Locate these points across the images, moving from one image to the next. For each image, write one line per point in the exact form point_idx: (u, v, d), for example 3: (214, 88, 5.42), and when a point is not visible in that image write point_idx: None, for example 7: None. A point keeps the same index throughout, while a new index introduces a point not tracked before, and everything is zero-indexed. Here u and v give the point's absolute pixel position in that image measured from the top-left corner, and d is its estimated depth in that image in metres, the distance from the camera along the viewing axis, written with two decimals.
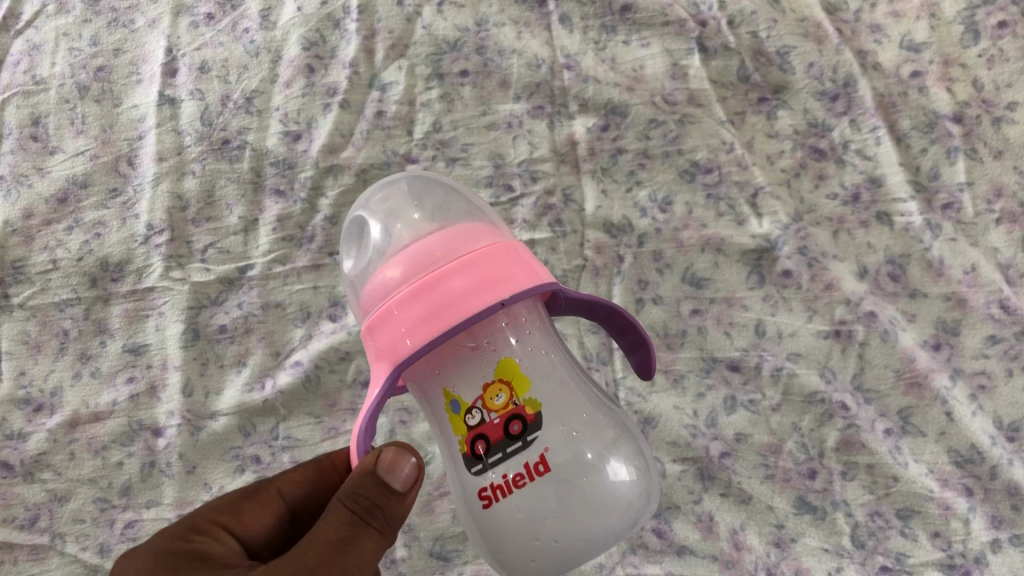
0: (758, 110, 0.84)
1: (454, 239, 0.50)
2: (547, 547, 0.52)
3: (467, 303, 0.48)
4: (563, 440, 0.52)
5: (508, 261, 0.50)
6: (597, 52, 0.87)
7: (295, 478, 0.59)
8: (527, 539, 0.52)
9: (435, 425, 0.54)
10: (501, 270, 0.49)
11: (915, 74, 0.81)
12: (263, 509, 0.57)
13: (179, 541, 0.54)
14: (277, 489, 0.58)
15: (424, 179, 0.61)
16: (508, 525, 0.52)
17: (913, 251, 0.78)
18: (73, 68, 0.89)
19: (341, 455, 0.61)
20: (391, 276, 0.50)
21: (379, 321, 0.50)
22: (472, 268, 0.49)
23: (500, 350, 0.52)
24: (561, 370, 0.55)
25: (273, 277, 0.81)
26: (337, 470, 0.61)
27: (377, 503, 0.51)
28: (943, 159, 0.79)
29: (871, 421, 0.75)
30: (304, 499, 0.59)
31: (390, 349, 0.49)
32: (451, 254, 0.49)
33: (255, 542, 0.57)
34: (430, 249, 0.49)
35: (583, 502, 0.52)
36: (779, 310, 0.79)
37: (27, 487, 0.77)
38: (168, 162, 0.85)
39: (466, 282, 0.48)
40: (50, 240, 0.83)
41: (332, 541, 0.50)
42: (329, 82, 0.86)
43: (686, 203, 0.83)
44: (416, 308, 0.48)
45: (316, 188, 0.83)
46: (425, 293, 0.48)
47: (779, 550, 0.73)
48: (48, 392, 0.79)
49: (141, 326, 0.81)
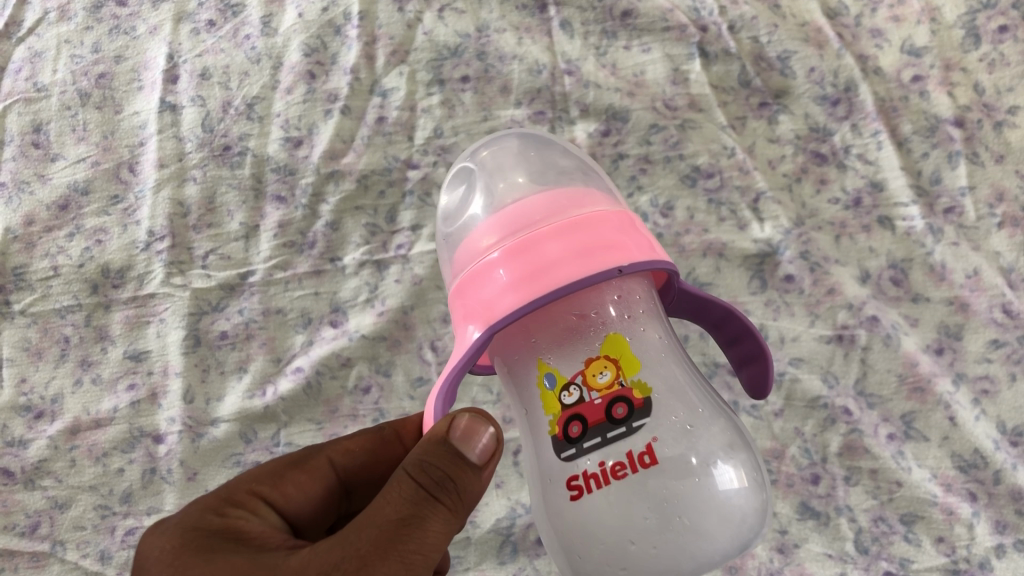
0: (759, 115, 0.84)
1: (563, 202, 0.48)
2: (642, 556, 0.48)
3: (572, 266, 0.45)
4: (673, 434, 0.49)
5: (620, 232, 0.48)
6: (598, 57, 0.87)
7: (348, 447, 0.58)
8: (620, 545, 0.48)
9: (522, 405, 0.52)
10: (611, 239, 0.47)
11: (916, 79, 0.81)
12: (309, 478, 0.56)
13: (211, 514, 0.49)
14: (327, 458, 0.57)
15: (533, 140, 0.60)
16: (602, 527, 0.48)
17: (915, 255, 0.78)
18: (74, 75, 0.89)
19: (403, 426, 0.61)
20: (493, 236, 0.48)
21: (476, 280, 0.48)
22: (581, 232, 0.46)
23: (608, 325, 0.50)
24: (672, 360, 0.53)
25: (274, 284, 0.81)
26: (400, 440, 0.60)
27: (448, 475, 0.47)
28: (944, 163, 0.79)
29: (874, 426, 0.75)
30: (355, 470, 0.58)
31: (483, 310, 0.47)
32: (556, 219, 0.47)
33: (297, 515, 0.54)
34: (534, 211, 0.48)
35: (691, 504, 0.48)
36: (781, 315, 0.79)
37: (28, 494, 0.76)
38: (169, 169, 0.85)
39: (575, 245, 0.46)
40: (51, 247, 0.83)
41: (393, 520, 0.44)
42: (330, 88, 0.86)
43: (687, 209, 0.83)
44: (515, 269, 0.46)
45: (317, 195, 0.83)
46: (527, 253, 0.46)
47: (782, 556, 0.73)
48: (48, 399, 0.79)
49: (142, 333, 0.81)
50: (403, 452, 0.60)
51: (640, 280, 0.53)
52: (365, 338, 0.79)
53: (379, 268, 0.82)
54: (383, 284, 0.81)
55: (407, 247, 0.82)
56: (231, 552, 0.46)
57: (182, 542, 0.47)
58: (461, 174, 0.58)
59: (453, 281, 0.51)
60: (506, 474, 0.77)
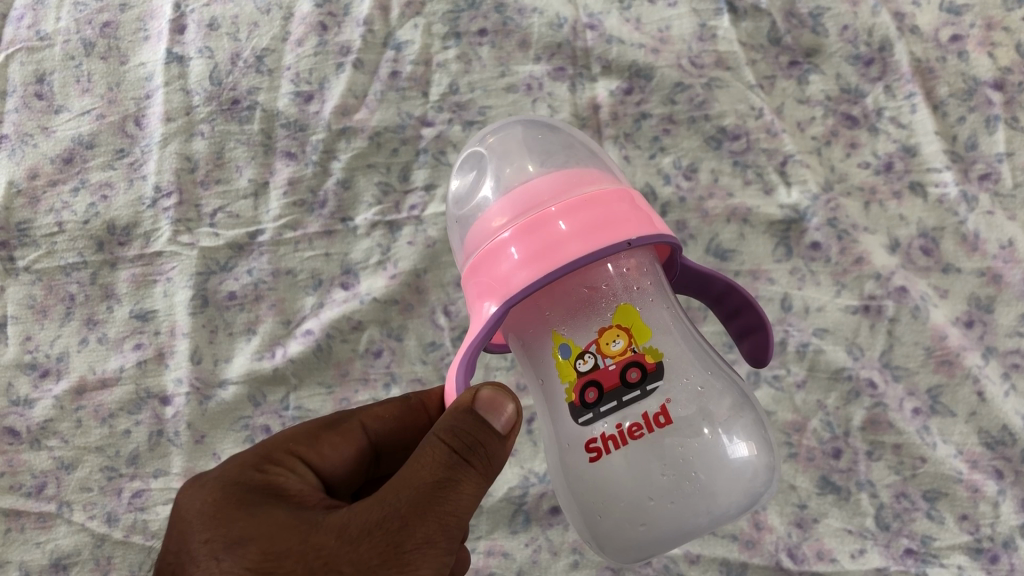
0: (789, 74, 0.81)
1: (568, 180, 0.46)
2: (660, 512, 0.47)
3: (580, 242, 0.43)
4: (685, 394, 0.48)
5: (625, 206, 0.45)
6: (622, 11, 0.84)
7: (379, 413, 0.56)
8: (638, 502, 0.47)
9: (535, 379, 0.50)
10: (618, 214, 0.45)
11: (954, 38, 0.78)
12: (343, 440, 0.54)
13: (251, 471, 0.49)
14: (360, 422, 0.55)
15: (534, 123, 0.57)
16: (619, 484, 0.47)
17: (947, 224, 0.75)
18: (78, 23, 0.86)
19: (431, 396, 0.58)
20: (499, 216, 0.46)
21: (486, 258, 0.46)
22: (588, 208, 0.44)
23: (619, 296, 0.48)
24: (679, 328, 0.51)
25: (284, 244, 0.79)
26: (426, 410, 0.57)
27: (480, 441, 0.45)
28: (981, 128, 0.76)
29: (899, 401, 0.72)
30: (387, 435, 0.56)
31: (496, 286, 0.45)
32: (562, 195, 0.45)
33: (332, 476, 0.53)
34: (540, 188, 0.45)
35: (705, 461, 0.47)
36: (807, 284, 0.76)
37: (34, 454, 0.75)
38: (176, 123, 0.82)
39: (581, 221, 0.44)
40: (56, 202, 0.81)
41: (428, 484, 0.43)
42: (342, 41, 0.83)
43: (711, 171, 0.80)
44: (525, 247, 0.44)
45: (328, 151, 0.81)
46: (534, 230, 0.44)
47: (801, 531, 0.71)
48: (54, 358, 0.78)
49: (149, 292, 0.79)
50: (431, 422, 0.57)
51: (650, 251, 0.51)
52: (377, 301, 0.77)
53: (392, 230, 0.79)
54: (395, 246, 0.79)
55: (421, 208, 0.80)
56: (271, 507, 0.46)
57: (223, 496, 0.47)
58: (470, 157, 0.56)
59: (464, 262, 0.49)
60: (518, 443, 0.75)
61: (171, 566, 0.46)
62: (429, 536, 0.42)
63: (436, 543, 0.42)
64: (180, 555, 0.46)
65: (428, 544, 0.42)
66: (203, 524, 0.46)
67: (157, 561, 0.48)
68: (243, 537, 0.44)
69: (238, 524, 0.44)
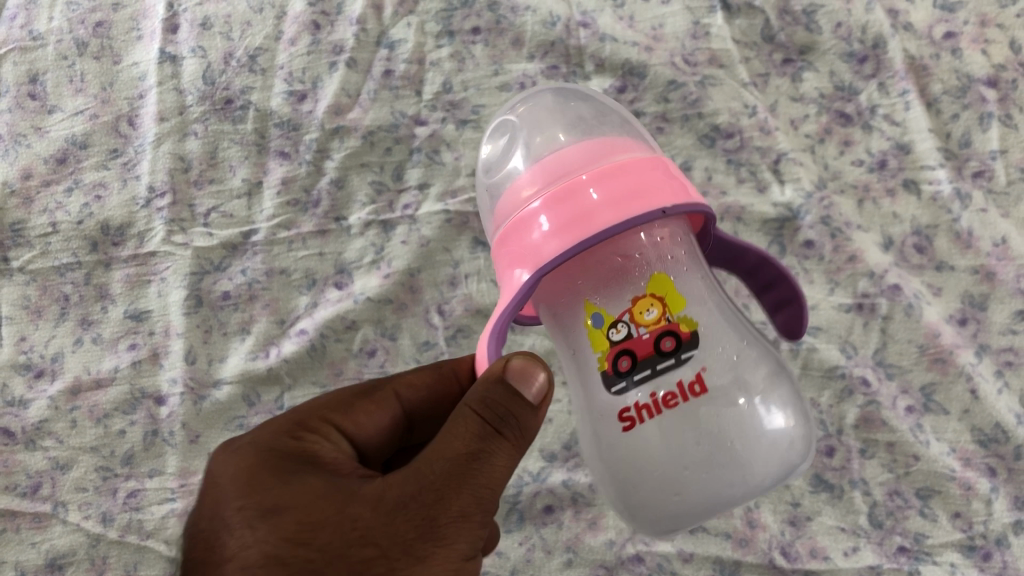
0: (783, 72, 0.81)
1: (599, 153, 0.46)
2: (693, 484, 0.47)
3: (612, 211, 0.44)
4: (720, 363, 0.48)
5: (657, 175, 0.46)
6: (615, 9, 0.84)
7: (411, 380, 0.58)
8: (671, 472, 0.48)
9: (568, 349, 0.51)
10: (650, 183, 0.45)
11: (949, 35, 0.78)
12: (377, 408, 0.57)
13: (286, 437, 0.52)
14: (393, 390, 0.58)
15: (557, 92, 0.57)
16: (653, 454, 0.48)
17: (941, 221, 0.75)
18: (71, 22, 0.86)
19: (462, 364, 0.60)
20: (530, 184, 0.46)
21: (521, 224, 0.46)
22: (621, 177, 0.45)
23: (652, 265, 0.48)
24: (713, 298, 0.51)
25: (278, 243, 0.79)
26: (457, 379, 0.59)
27: (512, 413, 0.47)
28: (975, 125, 0.76)
29: (892, 398, 0.72)
30: (419, 404, 0.58)
31: (528, 255, 0.45)
32: (595, 167, 0.45)
33: (367, 443, 0.56)
34: (572, 159, 0.46)
35: (740, 431, 0.47)
36: (800, 282, 0.76)
37: (29, 454, 0.75)
38: (169, 123, 0.82)
39: (615, 189, 0.44)
40: (50, 202, 0.81)
41: (462, 455, 0.46)
42: (335, 40, 0.83)
43: (705, 169, 0.80)
44: (558, 216, 0.44)
45: (322, 150, 0.81)
46: (568, 199, 0.44)
47: (794, 529, 0.71)
48: (49, 358, 0.78)
49: (144, 292, 0.79)
50: (462, 391, 0.59)
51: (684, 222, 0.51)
52: (370, 300, 0.77)
53: (386, 229, 0.79)
54: (388, 245, 0.79)
55: (415, 207, 0.80)
56: (307, 474, 0.49)
57: (259, 462, 0.50)
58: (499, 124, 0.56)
59: (496, 233, 0.49)
60: None
61: (204, 532, 0.49)
62: (463, 508, 0.46)
63: (469, 515, 0.46)
64: (213, 522, 0.49)
65: (462, 516, 0.46)
66: (237, 492, 0.49)
67: (190, 527, 0.52)
68: (278, 505, 0.47)
69: (273, 492, 0.48)
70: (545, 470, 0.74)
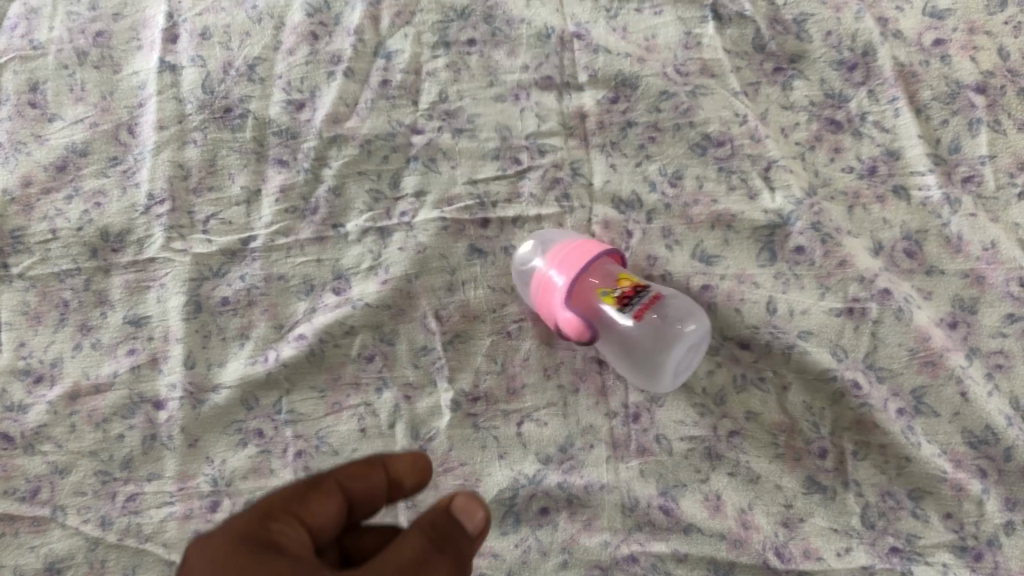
0: (773, 81, 0.83)
1: (575, 241, 0.74)
2: (666, 361, 0.73)
3: (587, 250, 0.73)
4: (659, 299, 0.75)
5: (600, 243, 0.75)
6: (608, 20, 0.86)
7: (353, 470, 0.52)
8: (651, 363, 0.74)
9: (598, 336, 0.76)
10: (596, 242, 0.75)
11: (937, 43, 0.80)
12: (326, 497, 0.50)
13: (246, 535, 0.46)
14: (337, 480, 0.51)
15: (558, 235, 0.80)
16: (641, 355, 0.75)
17: (930, 226, 0.76)
18: (72, 33, 0.87)
19: (410, 458, 0.55)
20: (544, 267, 0.75)
21: (546, 290, 0.74)
22: (585, 244, 0.74)
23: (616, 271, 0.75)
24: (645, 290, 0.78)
25: (277, 249, 0.80)
26: (402, 472, 0.54)
27: (452, 538, 0.48)
28: (965, 131, 0.78)
29: (883, 401, 0.72)
30: (365, 496, 0.52)
31: (559, 285, 0.72)
32: (574, 250, 0.74)
33: (319, 538, 0.49)
34: (565, 251, 0.73)
35: (673, 319, 0.74)
36: (790, 287, 0.76)
37: (28, 459, 0.75)
38: (169, 131, 0.83)
39: (575, 251, 0.73)
40: (50, 209, 0.82)
41: (414, 564, 0.46)
42: (333, 50, 0.86)
43: (696, 178, 0.81)
44: (570, 263, 0.72)
45: (320, 158, 0.82)
46: (567, 262, 0.72)
47: (788, 530, 0.72)
48: (48, 364, 0.77)
49: (143, 298, 0.79)
50: (409, 482, 0.54)
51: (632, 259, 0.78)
52: (369, 306, 0.78)
53: (383, 236, 0.80)
54: (386, 252, 0.80)
55: (412, 214, 0.81)
56: (274, 562, 0.45)
57: (226, 548, 0.45)
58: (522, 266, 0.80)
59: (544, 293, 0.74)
60: (507, 446, 0.76)
61: None
62: None
63: None
64: None
65: None
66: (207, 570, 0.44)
67: None
68: None
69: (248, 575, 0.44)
70: (541, 472, 0.74)
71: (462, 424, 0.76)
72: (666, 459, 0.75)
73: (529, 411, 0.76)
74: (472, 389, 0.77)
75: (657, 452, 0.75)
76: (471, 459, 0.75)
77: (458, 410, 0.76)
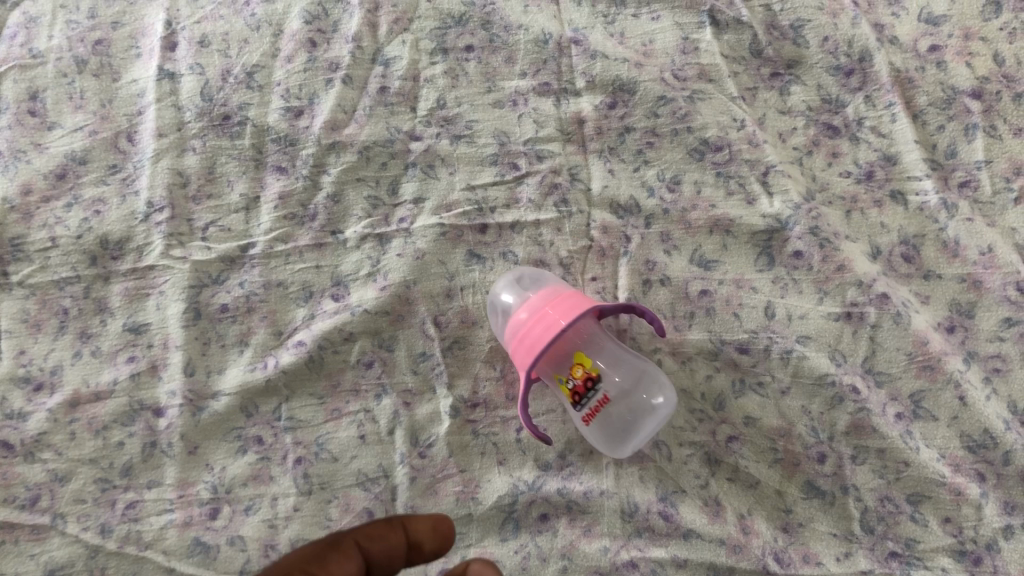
0: (771, 86, 0.83)
1: (547, 298, 0.69)
2: (635, 432, 0.72)
3: (553, 315, 0.67)
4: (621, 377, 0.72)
5: (574, 301, 0.68)
6: (606, 26, 0.87)
7: (370, 531, 0.57)
8: (619, 428, 0.73)
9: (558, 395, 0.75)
10: (569, 302, 0.68)
11: (933, 48, 0.81)
12: (343, 556, 0.55)
13: None
14: (355, 541, 0.57)
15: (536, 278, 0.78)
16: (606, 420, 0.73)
17: (927, 231, 0.76)
18: (71, 41, 0.88)
19: (424, 523, 0.59)
20: (523, 310, 0.69)
21: (527, 334, 0.67)
22: (555, 304, 0.68)
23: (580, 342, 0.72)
24: (616, 347, 0.75)
25: (276, 256, 0.80)
26: (420, 536, 0.59)
27: None
28: (961, 136, 0.78)
29: (882, 405, 0.72)
30: (383, 556, 0.57)
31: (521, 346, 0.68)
32: (541, 310, 0.68)
33: None
34: (532, 311, 0.68)
35: (633, 411, 0.72)
36: (789, 292, 0.76)
37: (28, 467, 0.74)
38: (168, 139, 0.84)
39: (565, 305, 0.67)
40: (49, 217, 0.82)
41: None
42: (331, 57, 0.86)
43: (694, 182, 0.81)
44: (528, 338, 0.67)
45: (318, 165, 0.83)
46: (527, 329, 0.67)
47: (787, 535, 0.72)
48: (48, 371, 0.77)
49: (142, 305, 0.79)
50: (428, 546, 0.59)
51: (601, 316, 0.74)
52: (368, 312, 0.78)
53: (382, 242, 0.80)
54: (384, 258, 0.80)
55: (410, 220, 0.81)
56: None
57: None
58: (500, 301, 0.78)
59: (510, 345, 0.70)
60: (507, 452, 0.76)
61: None
62: None
63: None
64: None
65: None
66: None
67: None
68: None
69: None
70: (540, 479, 0.75)
71: (461, 430, 0.76)
72: (666, 465, 0.75)
73: (528, 418, 0.76)
74: (471, 396, 0.77)
75: (657, 458, 0.75)
76: (471, 466, 0.75)
77: (457, 416, 0.76)
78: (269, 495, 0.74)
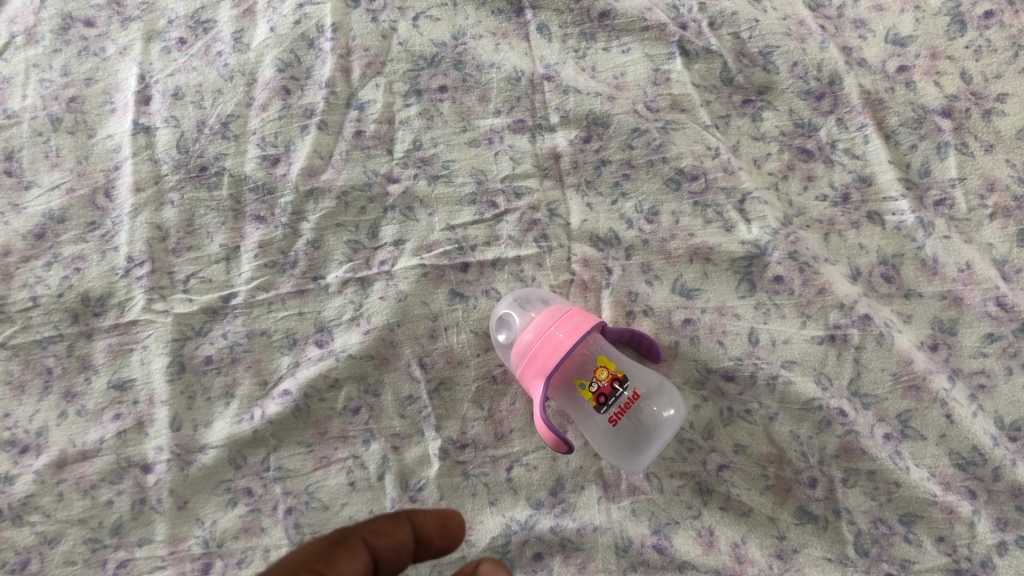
0: (743, 112, 0.84)
1: (557, 316, 0.71)
2: (650, 440, 0.73)
3: (567, 333, 0.69)
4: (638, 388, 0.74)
5: (582, 316, 0.70)
6: (577, 60, 0.87)
7: (377, 526, 0.56)
8: (632, 438, 0.74)
9: (571, 408, 0.75)
10: (580, 318, 0.70)
11: (901, 69, 0.81)
12: (351, 555, 0.53)
13: None
14: (361, 536, 0.55)
15: (532, 299, 0.79)
16: (620, 431, 0.74)
17: (906, 250, 0.77)
18: (45, 99, 0.88)
19: (427, 518, 0.58)
20: (528, 332, 0.71)
21: (536, 355, 0.69)
22: (568, 321, 0.70)
23: (593, 352, 0.74)
24: (624, 359, 0.76)
25: (257, 305, 0.80)
26: (426, 532, 0.58)
27: None
28: (933, 154, 0.79)
29: (870, 427, 0.72)
30: (389, 551, 0.55)
31: (537, 366, 0.69)
32: (554, 328, 0.69)
33: None
34: (543, 330, 0.70)
35: (644, 419, 0.73)
36: (771, 317, 0.76)
37: (17, 530, 0.74)
38: (146, 193, 0.84)
39: (571, 324, 0.69)
40: (29, 277, 0.81)
41: None
42: (306, 103, 0.86)
43: (672, 213, 0.81)
44: (545, 356, 0.69)
45: (297, 213, 0.83)
46: (543, 347, 0.69)
47: (782, 562, 0.72)
48: (33, 433, 0.77)
49: (126, 361, 0.79)
50: (432, 541, 0.58)
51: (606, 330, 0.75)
52: (352, 357, 0.78)
53: (363, 286, 0.80)
54: (367, 302, 0.80)
55: (391, 262, 0.81)
56: None
57: None
58: (498, 321, 0.78)
59: (519, 365, 0.71)
60: (499, 491, 0.76)
61: None
62: None
63: None
64: None
65: None
66: None
67: None
68: None
69: None
70: (533, 517, 0.75)
71: (451, 472, 0.76)
72: (657, 497, 0.75)
73: (518, 456, 0.76)
74: (460, 437, 0.77)
75: (648, 490, 0.75)
76: (462, 507, 0.75)
77: (446, 458, 0.76)
78: (261, 547, 0.74)
